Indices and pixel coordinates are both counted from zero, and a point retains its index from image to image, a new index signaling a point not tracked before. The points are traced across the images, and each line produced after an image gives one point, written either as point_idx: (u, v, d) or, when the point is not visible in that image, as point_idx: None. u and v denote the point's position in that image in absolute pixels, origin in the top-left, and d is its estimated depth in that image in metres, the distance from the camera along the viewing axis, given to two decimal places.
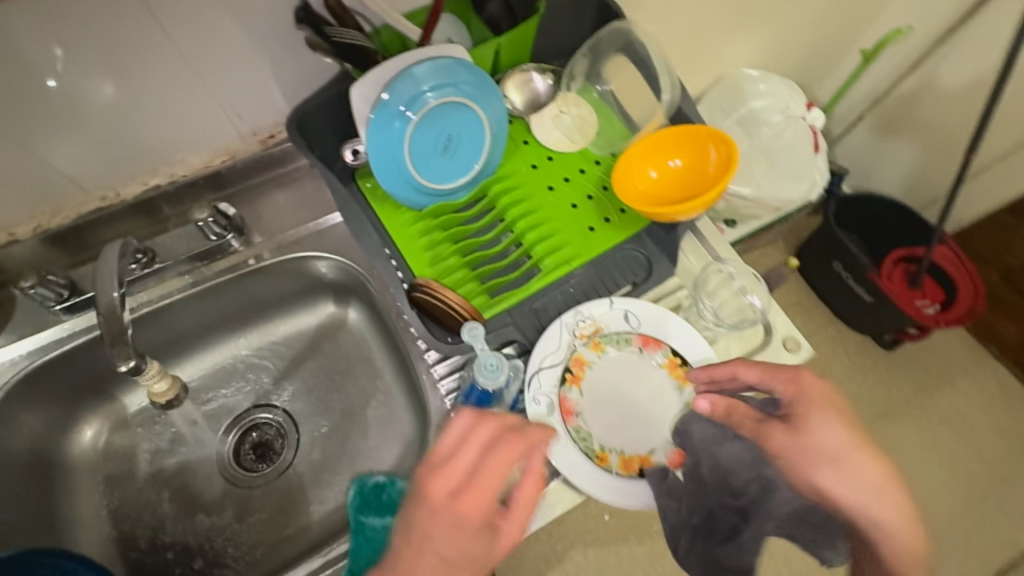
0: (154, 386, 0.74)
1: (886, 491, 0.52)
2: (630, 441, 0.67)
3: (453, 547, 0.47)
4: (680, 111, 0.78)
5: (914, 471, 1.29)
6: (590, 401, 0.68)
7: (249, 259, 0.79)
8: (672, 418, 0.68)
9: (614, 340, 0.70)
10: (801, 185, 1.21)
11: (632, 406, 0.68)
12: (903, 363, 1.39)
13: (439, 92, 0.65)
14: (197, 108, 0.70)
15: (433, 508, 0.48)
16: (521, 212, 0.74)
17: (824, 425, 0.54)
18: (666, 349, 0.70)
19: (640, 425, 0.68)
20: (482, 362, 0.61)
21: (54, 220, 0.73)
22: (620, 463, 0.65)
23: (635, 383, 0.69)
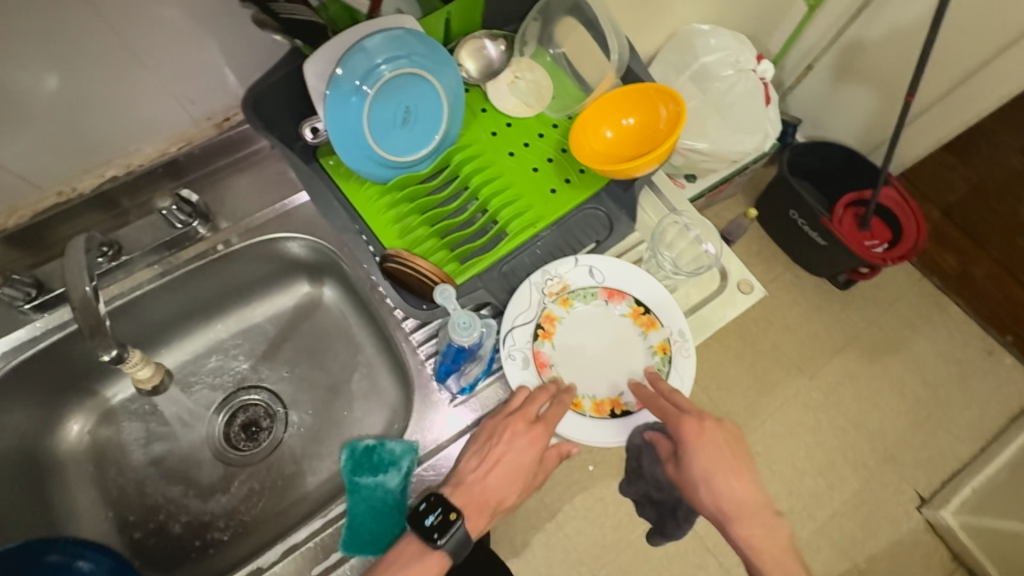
0: (137, 373, 0.74)
1: (749, 510, 0.62)
2: (602, 387, 0.72)
3: (515, 466, 0.65)
4: (630, 70, 0.81)
5: (868, 399, 1.40)
6: (563, 354, 0.73)
7: (217, 245, 0.80)
8: (638, 362, 0.73)
9: (581, 295, 0.74)
10: (753, 137, 1.26)
11: (602, 355, 0.73)
12: (855, 301, 1.48)
13: (393, 64, 0.67)
14: (146, 95, 0.69)
15: (508, 437, 0.66)
16: (484, 179, 0.76)
17: (698, 464, 0.63)
18: (629, 300, 0.74)
19: (610, 371, 0.73)
20: (455, 321, 0.63)
21: (10, 220, 0.71)
22: (593, 407, 0.70)
23: (603, 334, 0.74)
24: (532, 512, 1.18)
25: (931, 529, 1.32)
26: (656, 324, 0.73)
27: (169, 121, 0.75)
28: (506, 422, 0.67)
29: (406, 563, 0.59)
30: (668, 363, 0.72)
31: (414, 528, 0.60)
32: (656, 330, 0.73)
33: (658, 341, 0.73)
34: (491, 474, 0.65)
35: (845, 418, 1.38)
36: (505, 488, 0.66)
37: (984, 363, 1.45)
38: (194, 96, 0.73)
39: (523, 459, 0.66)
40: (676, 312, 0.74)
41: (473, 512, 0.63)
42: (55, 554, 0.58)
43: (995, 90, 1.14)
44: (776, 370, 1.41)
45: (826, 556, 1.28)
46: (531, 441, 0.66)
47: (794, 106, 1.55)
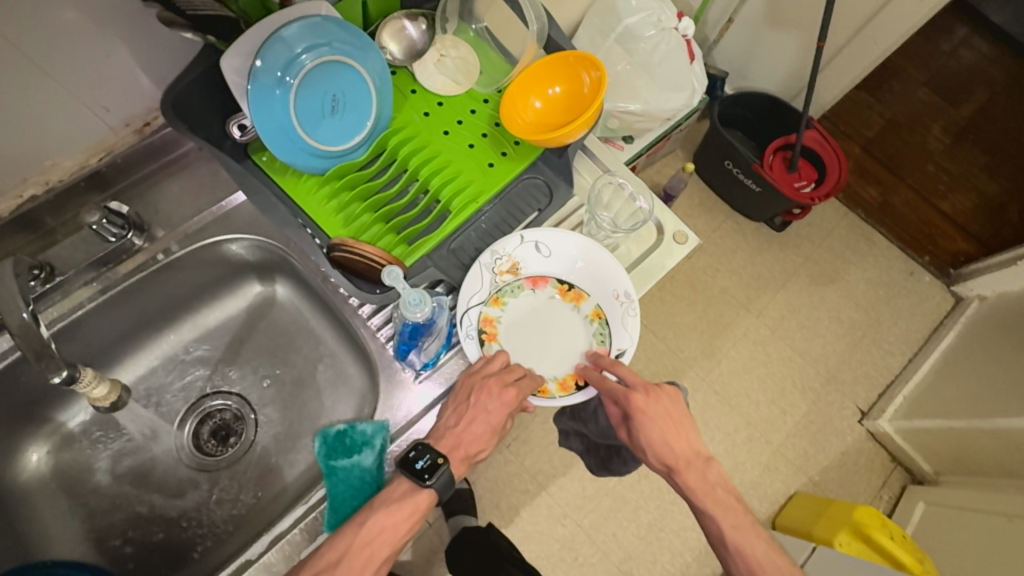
0: (92, 392, 0.72)
1: (688, 459, 0.72)
2: (558, 366, 0.76)
3: (495, 421, 0.69)
4: (551, 40, 0.83)
5: (809, 329, 1.52)
6: (512, 351, 0.76)
7: (157, 255, 0.78)
8: (583, 332, 0.77)
9: (508, 290, 0.77)
10: (682, 94, 1.32)
11: (548, 338, 0.77)
12: (791, 239, 1.59)
13: (314, 53, 0.67)
14: (54, 107, 0.66)
15: (486, 398, 0.69)
16: (422, 160, 0.77)
17: (643, 430, 0.72)
18: (553, 282, 0.78)
19: (559, 349, 0.77)
20: (405, 300, 0.65)
21: None
22: (559, 387, 0.74)
23: (541, 319, 0.78)
24: (513, 475, 1.24)
25: (872, 438, 1.46)
26: (583, 296, 0.78)
27: (83, 131, 0.71)
28: (481, 382, 0.70)
29: (399, 500, 0.63)
30: (606, 325, 0.76)
31: (405, 472, 0.64)
32: (585, 300, 0.78)
33: (591, 309, 0.77)
34: (474, 432, 0.69)
35: (790, 348, 1.50)
36: (482, 442, 0.70)
37: (907, 283, 1.57)
38: (106, 101, 0.71)
39: (497, 418, 0.69)
40: (626, 284, 0.76)
41: (455, 461, 0.68)
42: None
43: (896, 27, 1.22)
44: (727, 313, 1.51)
45: (784, 475, 1.41)
46: (503, 403, 0.69)
47: (720, 59, 1.61)
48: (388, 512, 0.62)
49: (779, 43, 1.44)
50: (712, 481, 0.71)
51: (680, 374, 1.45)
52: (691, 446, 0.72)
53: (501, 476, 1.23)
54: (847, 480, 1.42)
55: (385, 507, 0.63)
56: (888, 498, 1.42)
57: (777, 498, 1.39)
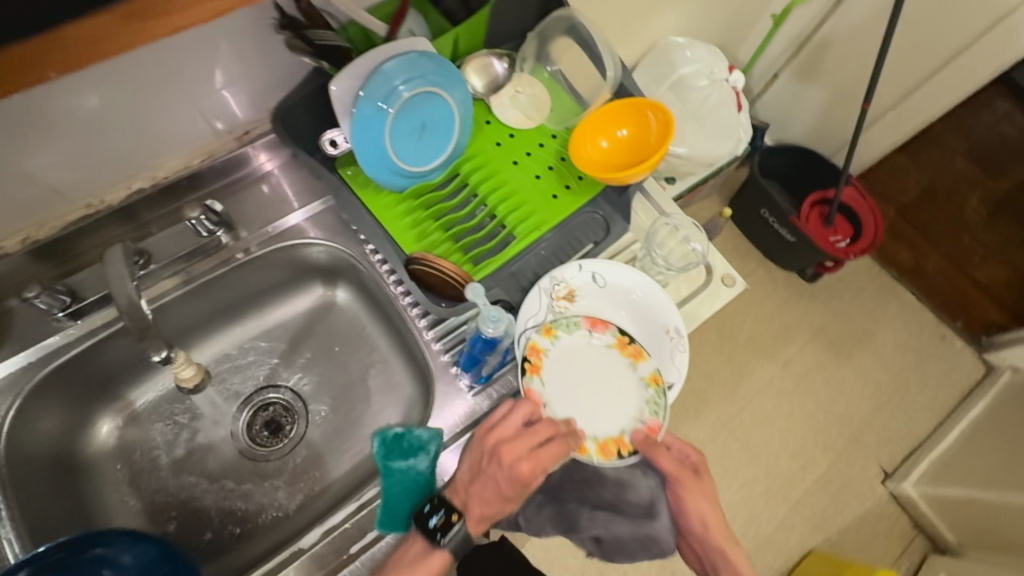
0: (180, 372, 0.80)
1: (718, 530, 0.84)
2: (602, 428, 0.73)
3: (508, 490, 0.67)
4: (622, 86, 0.90)
5: (834, 384, 1.52)
6: (555, 387, 0.74)
7: (238, 253, 0.84)
8: (637, 399, 0.74)
9: (564, 325, 0.77)
10: (728, 142, 1.37)
11: (596, 386, 0.75)
12: (821, 292, 1.61)
13: (411, 84, 0.72)
14: (175, 113, 0.73)
15: (499, 464, 0.67)
16: (492, 187, 0.83)
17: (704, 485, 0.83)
18: (612, 330, 0.77)
19: (607, 410, 0.74)
20: (485, 315, 0.70)
21: (42, 231, 0.74)
22: (599, 448, 0.72)
23: (591, 364, 0.76)
24: None
25: (894, 501, 1.44)
26: (643, 355, 0.75)
27: (193, 134, 0.78)
28: (490, 448, 0.68)
29: (412, 563, 0.67)
30: (662, 394, 0.74)
31: (419, 528, 0.68)
32: (645, 361, 0.75)
33: (649, 373, 0.75)
34: (486, 494, 0.69)
35: (814, 402, 1.50)
36: (495, 505, 0.69)
37: (937, 348, 1.57)
38: (218, 110, 0.77)
39: (509, 488, 0.67)
40: (676, 320, 0.79)
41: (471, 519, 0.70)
42: (99, 548, 0.64)
43: (940, 97, 1.27)
44: (753, 360, 1.52)
45: (801, 530, 1.39)
46: (514, 476, 0.66)
47: (762, 111, 1.69)
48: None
49: (824, 101, 1.51)
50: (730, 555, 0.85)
51: (701, 416, 1.46)
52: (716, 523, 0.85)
53: None
54: (865, 542, 1.40)
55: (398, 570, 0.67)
56: (908, 565, 1.40)
57: (793, 553, 1.37)
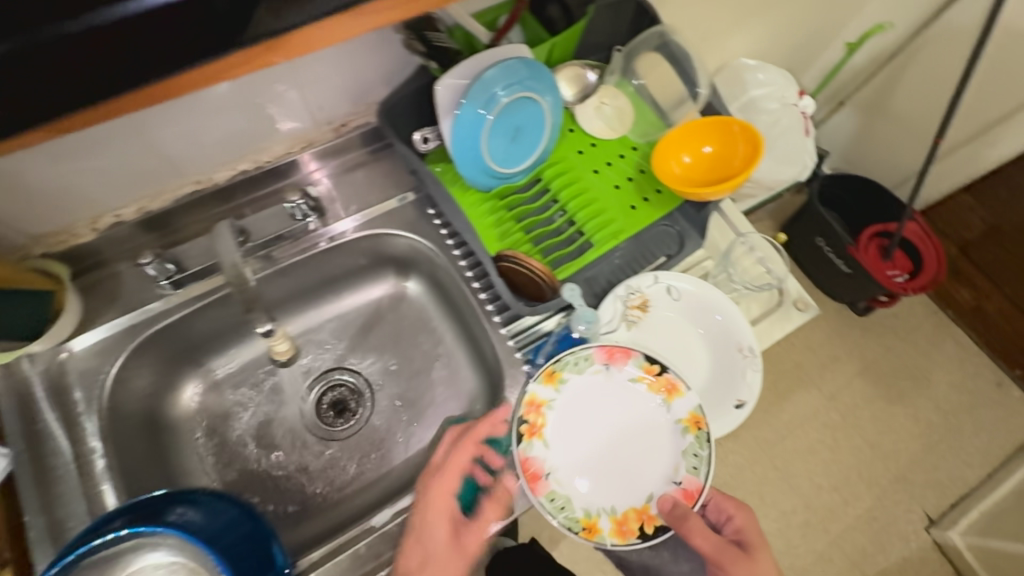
0: (278, 346, 0.85)
1: None
2: (621, 498, 0.70)
3: (432, 522, 0.68)
4: (710, 105, 0.93)
5: (882, 422, 1.48)
6: (561, 446, 0.71)
7: (323, 239, 0.86)
8: (667, 455, 0.71)
9: (576, 366, 0.73)
10: (794, 167, 1.36)
11: (617, 437, 0.72)
12: (874, 326, 1.57)
13: (509, 91, 0.75)
14: (286, 102, 0.78)
15: (427, 496, 0.69)
16: (572, 193, 0.85)
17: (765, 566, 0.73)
18: (638, 359, 0.73)
19: (630, 472, 0.71)
20: (581, 315, 0.74)
21: (155, 202, 0.79)
22: (615, 528, 0.69)
23: (602, 423, 0.73)
24: None
25: (938, 549, 1.39)
26: (677, 390, 0.72)
27: (299, 122, 0.82)
28: (422, 506, 0.69)
29: None
30: (705, 440, 0.70)
31: None
32: (680, 398, 0.72)
33: (687, 414, 0.72)
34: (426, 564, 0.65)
35: (861, 439, 1.46)
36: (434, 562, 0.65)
37: (994, 395, 1.52)
38: (322, 102, 0.81)
39: (433, 522, 0.68)
40: (749, 338, 0.79)
41: None
42: (179, 507, 0.64)
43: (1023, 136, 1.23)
44: (798, 389, 1.50)
45: (838, 568, 1.35)
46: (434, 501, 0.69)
47: (825, 139, 1.67)
48: None
49: (892, 133, 1.49)
50: None
51: (739, 440, 1.44)
52: None
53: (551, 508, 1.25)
54: None
55: None
56: None
57: None
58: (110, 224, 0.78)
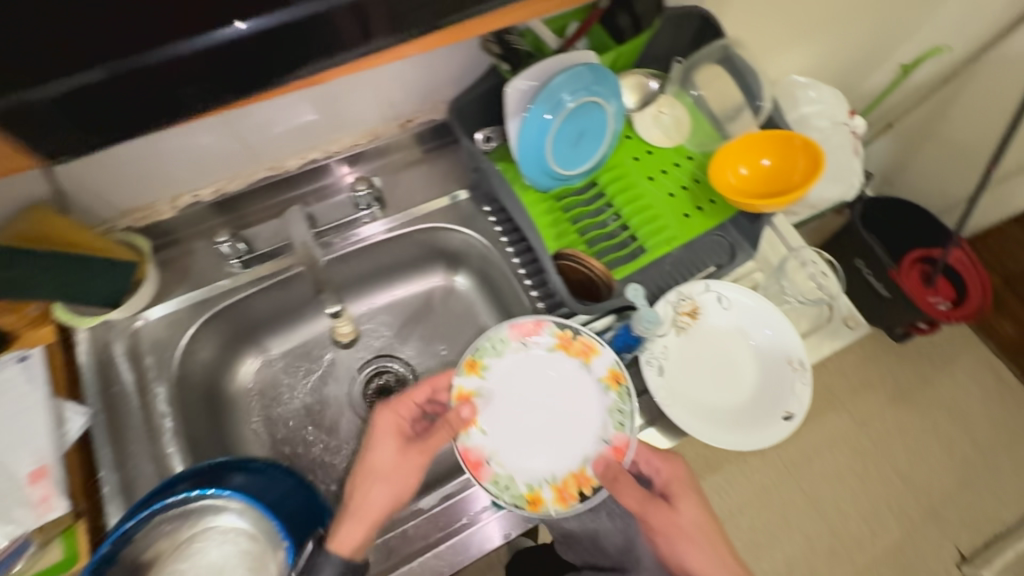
0: (341, 328, 0.88)
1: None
2: (559, 464, 0.70)
3: (383, 457, 0.72)
4: (771, 119, 0.93)
5: (913, 453, 1.44)
6: (495, 427, 0.71)
7: (383, 229, 0.89)
8: (595, 417, 0.71)
9: (491, 350, 0.74)
10: (839, 186, 1.36)
11: (547, 406, 0.72)
12: (908, 355, 1.53)
13: (577, 96, 0.76)
14: (362, 95, 0.81)
15: (379, 435, 0.73)
16: (627, 198, 0.87)
17: (690, 509, 0.74)
18: (551, 329, 0.75)
19: (564, 438, 0.71)
20: (643, 315, 0.73)
21: (232, 184, 0.83)
22: (556, 495, 0.68)
23: (531, 397, 0.73)
24: None
25: None
26: (592, 351, 0.73)
27: (369, 116, 0.86)
28: (365, 474, 0.71)
29: None
30: (625, 398, 0.71)
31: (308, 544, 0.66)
32: (596, 357, 0.73)
33: (606, 372, 0.73)
34: (368, 518, 0.68)
35: (890, 470, 1.41)
36: (380, 489, 0.70)
37: None
38: (393, 98, 0.84)
39: (382, 455, 0.72)
40: (800, 351, 0.79)
41: (357, 528, 0.67)
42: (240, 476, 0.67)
43: None
44: (829, 412, 1.47)
45: None
46: (388, 440, 0.73)
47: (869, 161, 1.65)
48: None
49: (941, 158, 1.47)
50: None
51: (767, 460, 1.42)
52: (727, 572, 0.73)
53: None
54: None
55: None
56: None
57: None
58: (188, 203, 0.82)
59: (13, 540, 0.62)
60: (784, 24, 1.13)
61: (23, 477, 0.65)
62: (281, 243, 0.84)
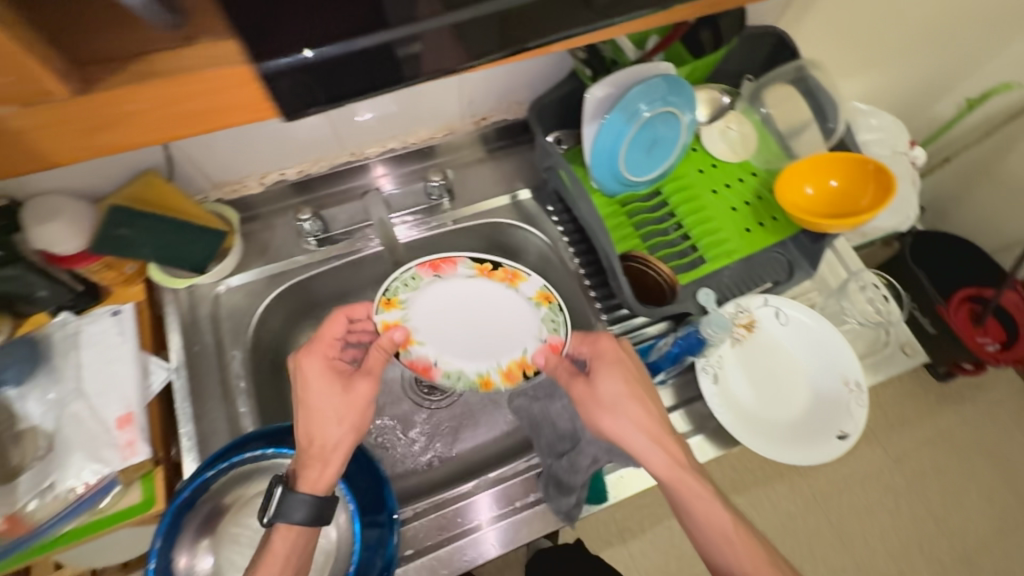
0: None
1: (665, 443, 0.66)
2: (502, 356, 0.76)
3: (317, 401, 0.65)
4: (842, 142, 0.94)
5: (949, 495, 1.37)
6: (430, 339, 0.75)
7: (448, 221, 0.93)
8: (529, 320, 0.78)
9: (406, 288, 0.77)
10: (895, 218, 1.28)
11: (478, 317, 0.78)
12: (951, 394, 1.47)
13: (653, 107, 0.78)
14: (445, 92, 0.84)
15: (305, 379, 0.66)
16: (690, 208, 0.88)
17: (609, 379, 0.68)
18: (467, 261, 0.79)
19: (500, 338, 0.77)
20: (713, 319, 0.75)
21: (314, 166, 0.88)
22: (504, 376, 0.75)
23: (454, 310, 0.78)
24: (611, 525, 1.26)
25: None
26: (518, 275, 0.79)
27: (448, 112, 0.89)
28: (306, 419, 0.65)
29: (280, 548, 0.62)
30: (556, 311, 0.78)
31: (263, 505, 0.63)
32: (522, 280, 0.79)
33: (534, 291, 0.79)
34: (329, 456, 0.64)
35: (924, 511, 1.35)
36: (329, 432, 0.64)
37: None
38: (472, 97, 0.88)
39: (320, 401, 0.65)
40: (856, 373, 0.80)
41: (314, 469, 0.64)
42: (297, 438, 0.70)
43: None
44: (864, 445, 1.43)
45: None
46: (324, 383, 0.66)
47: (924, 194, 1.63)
48: (277, 550, 0.62)
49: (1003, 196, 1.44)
50: (697, 487, 0.65)
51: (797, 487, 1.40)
52: (666, 435, 0.67)
53: (592, 519, 1.26)
54: None
55: (272, 557, 0.62)
56: None
57: None
58: (274, 181, 0.87)
59: (99, 478, 0.67)
60: (855, 51, 1.13)
61: (111, 422, 0.70)
62: (359, 225, 0.89)
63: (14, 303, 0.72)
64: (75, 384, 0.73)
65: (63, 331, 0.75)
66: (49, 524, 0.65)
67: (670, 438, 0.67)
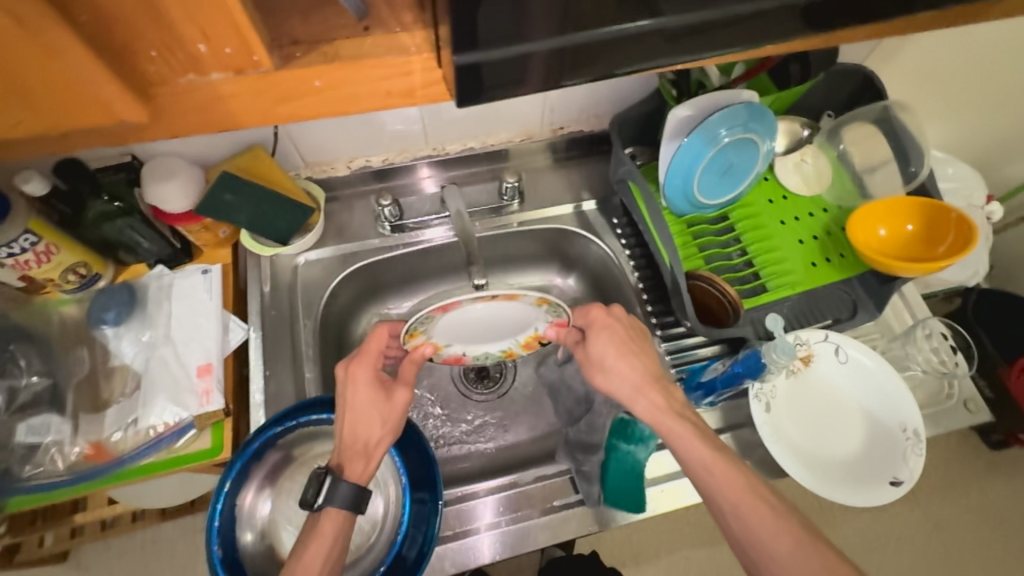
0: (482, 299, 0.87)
1: (650, 394, 0.66)
2: (521, 333, 0.75)
3: (362, 405, 0.67)
4: (923, 186, 0.91)
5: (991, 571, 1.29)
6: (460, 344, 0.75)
7: (512, 222, 0.96)
8: (534, 314, 0.74)
9: (421, 323, 0.70)
10: (963, 272, 1.23)
11: (490, 318, 0.75)
12: (1008, 465, 1.37)
13: (732, 133, 0.79)
14: (529, 99, 0.88)
15: (354, 384, 0.68)
16: (756, 236, 0.89)
17: (599, 341, 0.70)
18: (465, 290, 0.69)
19: (513, 325, 0.75)
20: (779, 344, 0.74)
21: (398, 157, 0.93)
22: (524, 345, 0.76)
23: (468, 319, 0.74)
24: (631, 544, 1.25)
25: None
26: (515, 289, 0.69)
27: (528, 119, 0.93)
28: (350, 421, 0.67)
29: (326, 527, 0.63)
30: (555, 305, 0.70)
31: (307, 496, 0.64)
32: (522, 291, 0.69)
33: (534, 297, 0.70)
34: (371, 451, 0.67)
35: None
36: (372, 432, 0.67)
37: None
38: (554, 106, 0.91)
39: (364, 407, 0.67)
40: (916, 421, 0.78)
41: (356, 462, 0.66)
42: None
43: None
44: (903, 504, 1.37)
45: None
46: (370, 388, 0.68)
47: None
48: (322, 530, 0.63)
49: None
50: (695, 445, 0.62)
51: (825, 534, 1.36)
52: (653, 385, 0.67)
53: (613, 535, 1.25)
54: None
55: (318, 536, 0.63)
56: None
57: None
58: (361, 167, 0.92)
59: (179, 421, 0.73)
60: (940, 96, 1.10)
61: (193, 369, 0.76)
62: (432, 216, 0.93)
63: (118, 252, 0.80)
64: (166, 331, 0.79)
65: (158, 282, 0.82)
66: (135, 454, 0.72)
67: (659, 389, 0.66)
